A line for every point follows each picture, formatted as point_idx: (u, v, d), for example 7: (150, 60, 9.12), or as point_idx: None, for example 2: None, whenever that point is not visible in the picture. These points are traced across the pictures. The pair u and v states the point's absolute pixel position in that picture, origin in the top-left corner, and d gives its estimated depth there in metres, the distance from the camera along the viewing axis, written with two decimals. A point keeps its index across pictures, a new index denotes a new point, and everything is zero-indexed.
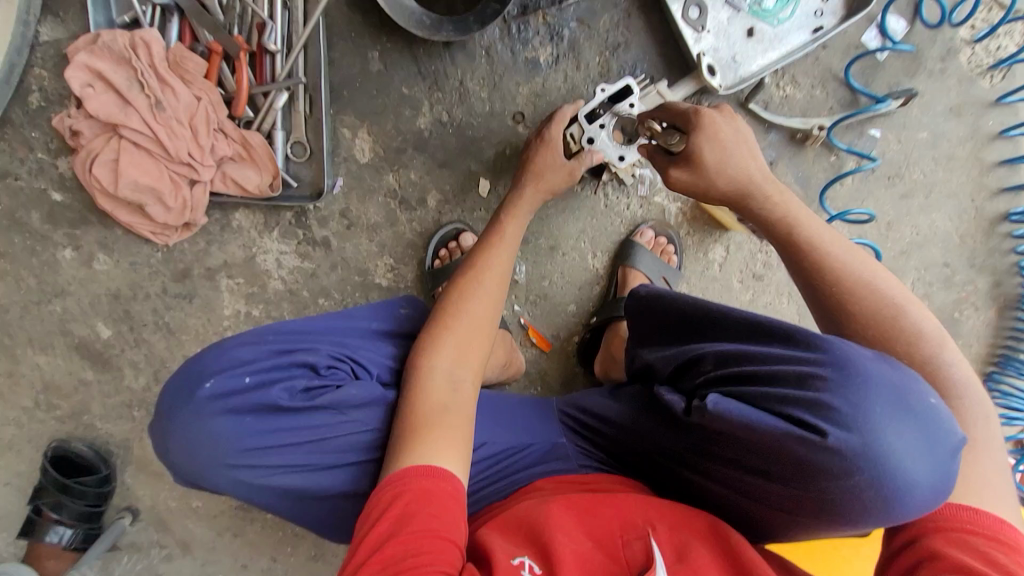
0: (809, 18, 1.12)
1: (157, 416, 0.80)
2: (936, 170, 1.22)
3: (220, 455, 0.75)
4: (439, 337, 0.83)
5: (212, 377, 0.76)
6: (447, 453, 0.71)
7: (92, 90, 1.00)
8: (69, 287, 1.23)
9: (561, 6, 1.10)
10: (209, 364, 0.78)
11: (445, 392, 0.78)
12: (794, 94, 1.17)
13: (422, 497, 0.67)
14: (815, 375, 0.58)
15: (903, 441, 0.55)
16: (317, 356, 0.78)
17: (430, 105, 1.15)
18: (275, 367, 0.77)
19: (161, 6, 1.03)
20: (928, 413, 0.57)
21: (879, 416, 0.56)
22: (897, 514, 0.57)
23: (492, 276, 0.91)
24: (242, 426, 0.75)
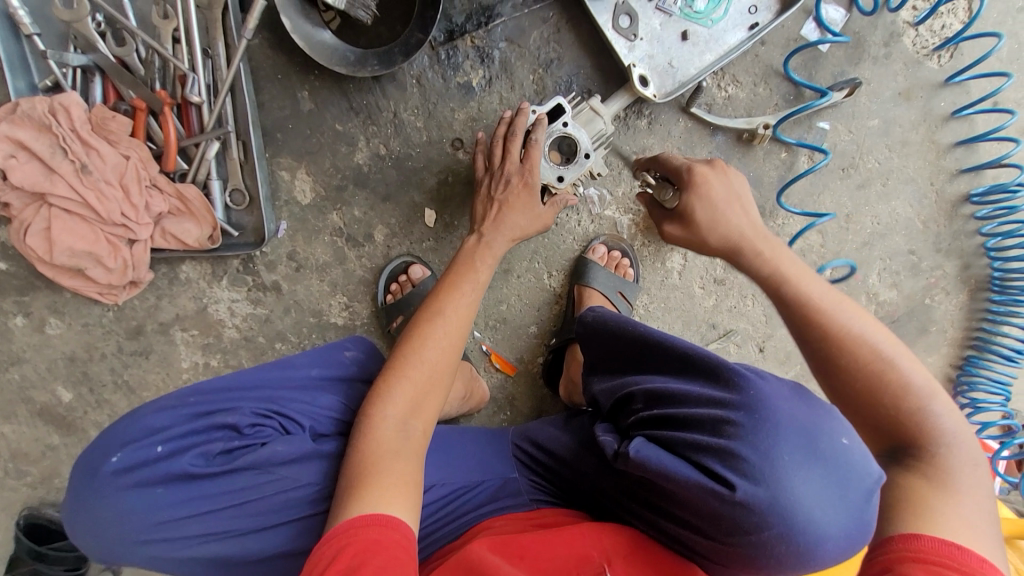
0: (744, 15, 1.08)
1: (66, 496, 0.77)
2: (891, 157, 1.19)
3: (129, 532, 0.72)
4: (391, 382, 0.79)
5: (120, 450, 0.74)
6: (396, 500, 0.68)
7: (15, 160, 0.98)
8: (24, 354, 1.22)
9: (488, 28, 1.08)
10: (117, 435, 0.76)
11: (395, 442, 0.74)
12: (736, 93, 1.15)
13: (369, 549, 0.62)
14: (726, 423, 0.62)
15: (809, 487, 0.58)
16: (238, 416, 0.77)
17: (366, 139, 1.13)
18: (191, 432, 0.76)
19: (80, 67, 1.01)
20: (838, 455, 0.59)
21: (786, 463, 0.59)
22: (806, 558, 0.60)
23: (459, 311, 0.86)
24: (155, 498, 0.73)
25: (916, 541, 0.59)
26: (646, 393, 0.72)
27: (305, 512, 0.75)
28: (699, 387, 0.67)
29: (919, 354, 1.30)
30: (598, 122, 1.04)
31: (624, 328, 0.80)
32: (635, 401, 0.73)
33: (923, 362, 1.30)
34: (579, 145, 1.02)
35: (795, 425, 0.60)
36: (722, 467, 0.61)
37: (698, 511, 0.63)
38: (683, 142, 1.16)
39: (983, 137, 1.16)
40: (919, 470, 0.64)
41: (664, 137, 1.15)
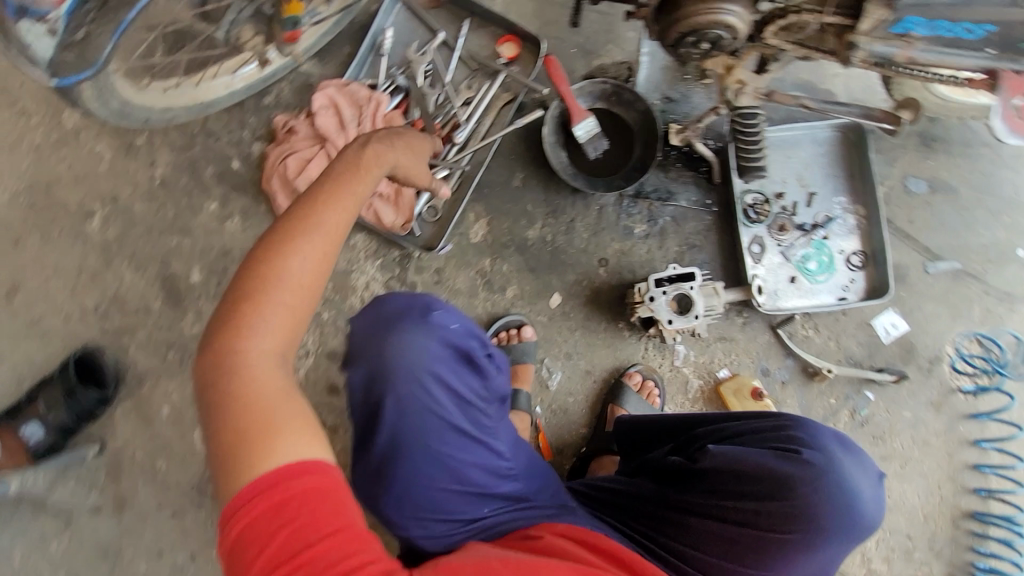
0: (837, 288, 1.44)
1: (379, 312, 0.88)
2: (913, 448, 1.43)
3: (421, 367, 0.83)
4: (236, 320, 0.66)
5: (442, 309, 0.89)
6: (305, 439, 0.62)
7: (325, 111, 1.37)
8: (194, 229, 1.42)
9: (664, 203, 1.46)
10: (439, 300, 0.91)
11: (268, 374, 0.65)
12: (813, 337, 1.44)
13: (315, 495, 0.59)
14: (784, 426, 0.98)
15: (848, 468, 0.92)
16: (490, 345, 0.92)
17: (542, 224, 1.45)
18: (479, 333, 0.92)
19: (397, 85, 1.41)
20: (856, 455, 0.96)
21: (833, 448, 0.94)
22: (845, 518, 0.88)
23: (324, 236, 0.72)
24: (447, 357, 0.85)
25: None
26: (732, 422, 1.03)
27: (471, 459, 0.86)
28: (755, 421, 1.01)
29: None
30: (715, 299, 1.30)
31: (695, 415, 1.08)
32: (699, 437, 1.02)
33: None
34: (694, 306, 1.29)
35: (835, 437, 0.96)
36: (791, 448, 0.94)
37: (767, 480, 0.90)
38: (762, 350, 1.44)
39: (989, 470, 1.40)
40: None
41: (751, 338, 1.44)
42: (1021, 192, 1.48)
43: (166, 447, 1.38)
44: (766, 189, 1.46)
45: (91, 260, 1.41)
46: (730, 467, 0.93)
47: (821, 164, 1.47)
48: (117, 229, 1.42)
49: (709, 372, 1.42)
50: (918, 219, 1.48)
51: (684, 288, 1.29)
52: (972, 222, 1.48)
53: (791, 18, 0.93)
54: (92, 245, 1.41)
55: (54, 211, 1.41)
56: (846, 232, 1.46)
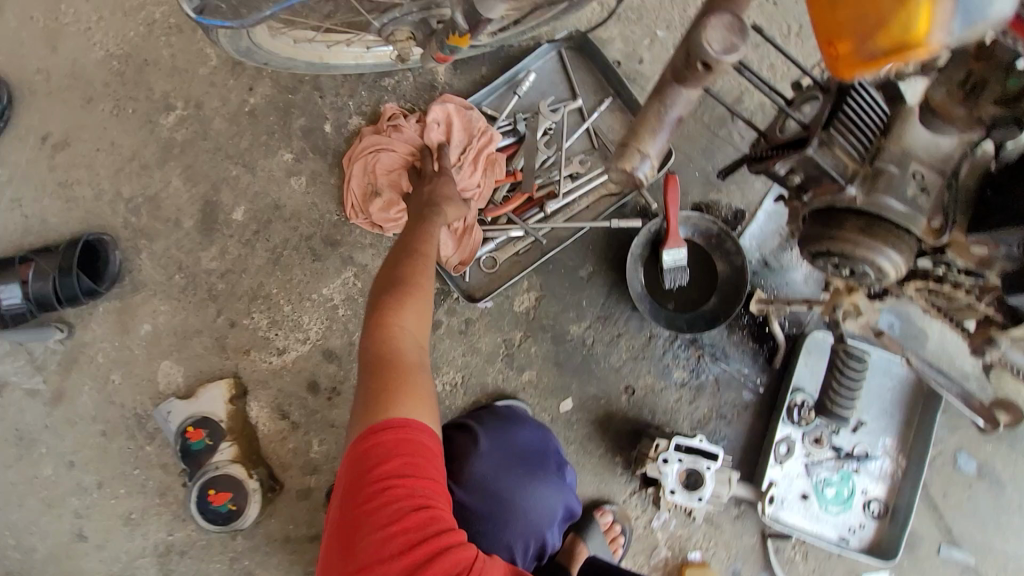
0: (844, 526, 1.34)
1: (531, 449, 1.13)
2: None
3: (536, 515, 1.06)
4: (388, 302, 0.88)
5: (568, 476, 1.15)
6: (418, 408, 0.79)
7: (437, 123, 1.32)
8: (258, 170, 1.36)
9: (714, 361, 1.37)
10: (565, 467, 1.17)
11: (412, 352, 0.85)
12: (798, 563, 1.34)
13: (421, 448, 0.76)
14: None
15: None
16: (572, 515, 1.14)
17: (588, 325, 1.37)
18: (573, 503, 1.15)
19: (514, 129, 1.36)
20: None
21: None
22: None
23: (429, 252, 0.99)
24: (552, 518, 1.08)
25: None
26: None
27: None
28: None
29: None
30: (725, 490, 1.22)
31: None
32: None
33: None
34: (701, 488, 1.21)
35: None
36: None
37: None
38: (743, 551, 1.34)
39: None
40: None
41: (736, 534, 1.34)
42: None
43: (128, 364, 1.31)
44: None
45: (148, 152, 1.35)
46: None
47: (884, 397, 1.37)
48: (187, 135, 1.36)
49: (681, 548, 1.33)
50: (952, 496, 1.38)
51: (702, 466, 1.21)
52: (1004, 526, 1.37)
53: (941, 288, 0.86)
54: (157, 140, 1.35)
55: (137, 90, 1.35)
56: (877, 475, 1.37)
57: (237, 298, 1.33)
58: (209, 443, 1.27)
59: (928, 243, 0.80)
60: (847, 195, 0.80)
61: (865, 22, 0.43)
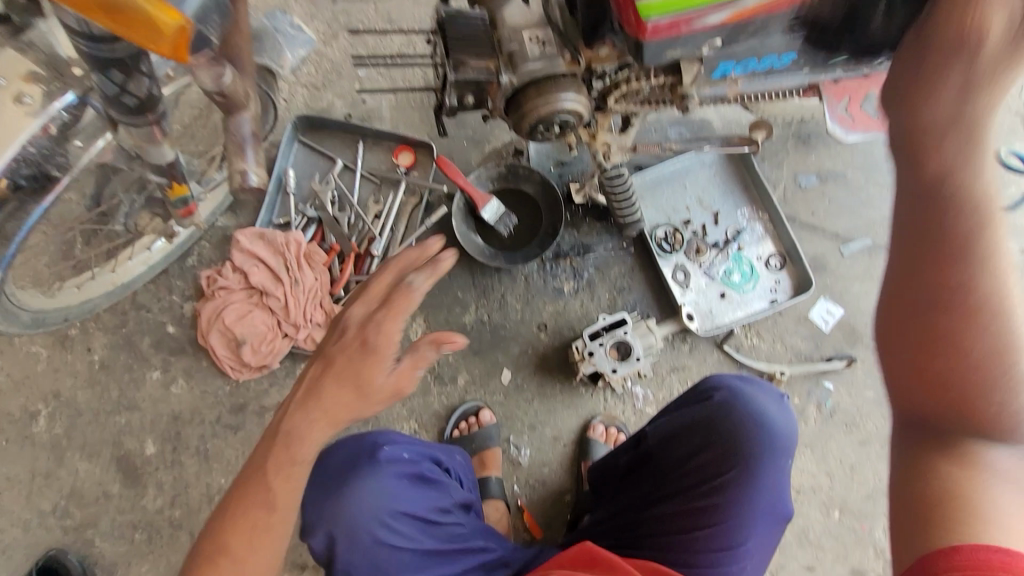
0: (766, 292, 1.49)
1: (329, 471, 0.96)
2: (886, 425, 1.44)
3: (380, 508, 0.92)
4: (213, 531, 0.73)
5: (389, 445, 0.98)
6: None
7: (252, 266, 1.41)
8: (141, 403, 1.44)
9: (584, 256, 1.52)
10: (383, 437, 1.00)
11: None
12: (759, 343, 1.49)
13: None
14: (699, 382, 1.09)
15: (759, 396, 1.01)
16: (443, 457, 1.07)
17: (476, 307, 1.49)
18: (421, 456, 1.02)
19: (309, 217, 1.48)
20: (762, 386, 1.05)
21: (735, 383, 1.04)
22: (770, 430, 0.97)
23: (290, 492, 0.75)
24: (400, 486, 0.95)
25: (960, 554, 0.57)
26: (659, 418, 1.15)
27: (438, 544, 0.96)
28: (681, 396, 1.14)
29: None
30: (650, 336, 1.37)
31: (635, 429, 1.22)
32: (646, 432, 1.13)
33: None
34: (633, 349, 1.36)
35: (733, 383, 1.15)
36: (705, 396, 1.05)
37: (701, 431, 1.01)
38: (715, 370, 1.47)
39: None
40: (959, 462, 0.62)
41: (701, 361, 1.47)
42: None
43: None
44: (673, 220, 1.53)
45: (42, 462, 1.40)
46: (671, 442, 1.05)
47: (717, 182, 1.56)
48: (64, 423, 1.42)
49: None
50: (820, 209, 1.57)
51: (619, 334, 1.37)
52: (869, 199, 1.57)
53: (626, 87, 1.03)
54: (41, 445, 1.41)
55: None
56: (759, 238, 1.53)
57: (199, 511, 1.39)
58: None
59: (580, 71, 0.97)
60: (505, 83, 0.97)
61: (159, 40, 0.58)
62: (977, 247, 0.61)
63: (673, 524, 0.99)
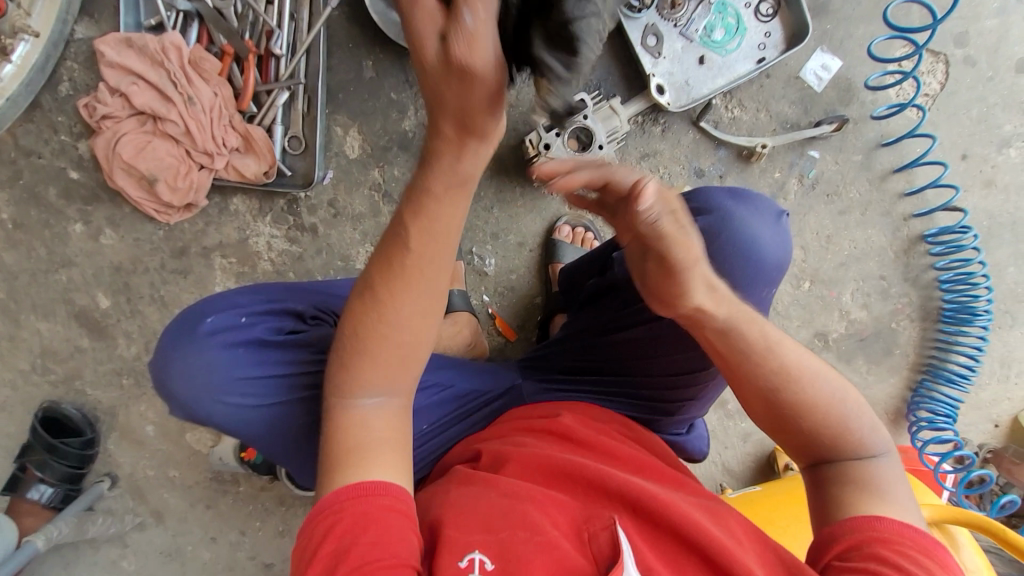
0: (753, 50, 1.26)
1: (157, 352, 0.82)
2: (871, 190, 1.35)
3: (212, 385, 0.77)
4: (360, 354, 0.72)
5: (213, 315, 0.80)
6: (390, 470, 0.69)
7: (136, 87, 1.15)
8: (76, 258, 1.34)
9: None
10: (208, 306, 0.82)
11: (378, 424, 0.71)
12: (741, 115, 1.31)
13: (358, 523, 0.63)
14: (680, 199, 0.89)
15: (749, 217, 0.83)
16: (303, 305, 0.86)
17: (415, 109, 1.28)
18: (268, 311, 0.83)
19: (184, 12, 1.17)
20: (756, 200, 0.86)
21: (723, 202, 0.85)
22: (756, 261, 0.81)
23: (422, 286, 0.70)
24: (238, 357, 0.79)
25: (879, 524, 0.65)
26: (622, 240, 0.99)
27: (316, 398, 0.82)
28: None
29: (883, 373, 1.41)
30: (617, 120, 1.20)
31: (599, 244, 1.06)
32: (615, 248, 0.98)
33: (886, 381, 1.41)
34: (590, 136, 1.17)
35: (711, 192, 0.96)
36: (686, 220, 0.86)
37: None
38: (691, 152, 1.31)
39: (927, 188, 1.33)
40: (843, 478, 0.71)
41: (675, 143, 1.31)
42: None
43: (171, 457, 1.44)
44: None
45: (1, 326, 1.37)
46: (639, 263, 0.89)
47: None
48: (6, 287, 1.35)
49: None
50: None
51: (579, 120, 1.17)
52: None
53: None
54: None
55: None
56: None
57: None
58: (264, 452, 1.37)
59: None
60: None
61: None
62: (758, 344, 0.71)
63: (634, 352, 0.89)
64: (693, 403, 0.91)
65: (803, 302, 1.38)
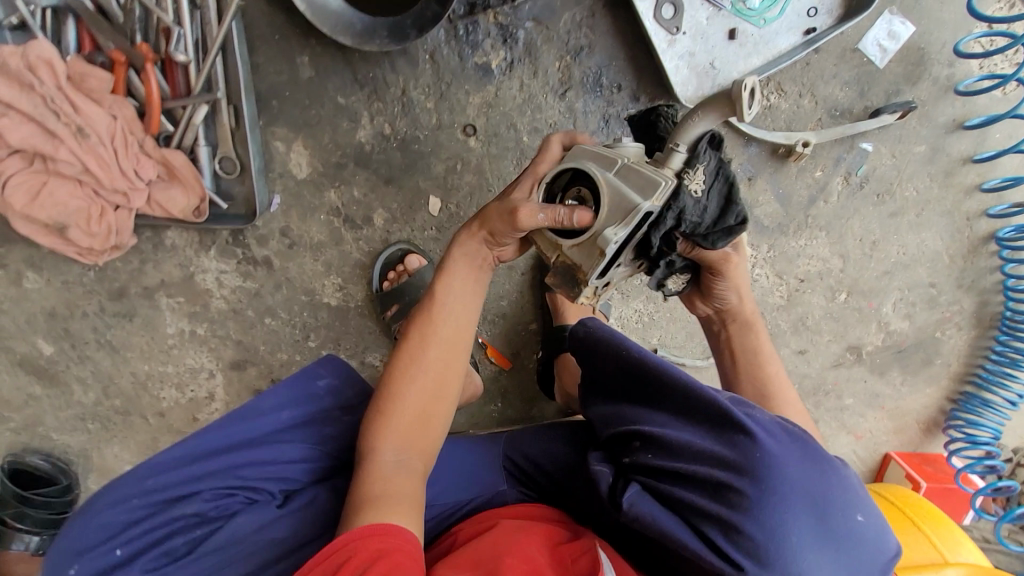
0: (800, 18, 0.98)
1: None
2: (930, 188, 1.13)
3: None
4: (408, 372, 0.80)
5: (74, 565, 0.74)
6: (398, 513, 0.71)
7: (8, 118, 0.90)
8: (3, 305, 1.17)
9: (514, 4, 0.96)
10: (66, 548, 0.75)
11: (401, 465, 0.76)
12: (778, 103, 1.06)
13: (373, 557, 0.64)
14: (734, 493, 0.60)
15: (812, 567, 0.57)
16: (196, 503, 0.78)
17: (371, 116, 1.03)
18: (152, 529, 0.76)
19: (50, 7, 0.89)
20: (843, 534, 0.59)
21: (799, 539, 0.58)
22: None
23: (450, 306, 0.84)
24: None
25: None
26: (644, 435, 0.70)
27: None
28: (696, 431, 0.66)
29: (917, 384, 1.29)
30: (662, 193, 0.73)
31: (630, 368, 0.75)
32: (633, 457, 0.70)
33: (920, 391, 1.31)
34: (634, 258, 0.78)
35: (779, 422, 0.66)
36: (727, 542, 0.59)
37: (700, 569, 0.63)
38: None
39: (1009, 183, 1.10)
40: None
41: None
42: None
43: None
44: None
45: None
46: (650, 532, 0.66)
47: None
48: None
49: None
50: None
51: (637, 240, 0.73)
52: None
53: None
54: None
55: None
56: None
57: (139, 396, 1.27)
58: None
59: None
60: None
61: None
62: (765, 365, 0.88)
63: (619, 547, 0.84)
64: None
65: (836, 315, 1.22)
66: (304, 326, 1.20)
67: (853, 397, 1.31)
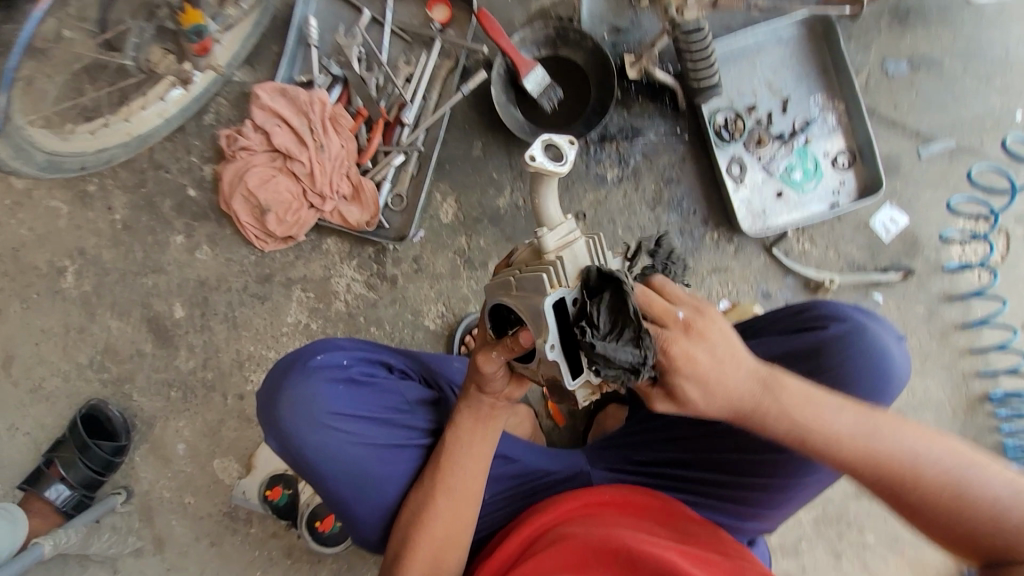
0: (828, 194, 1.39)
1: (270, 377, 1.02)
2: (931, 341, 1.39)
3: (314, 413, 0.96)
4: (432, 500, 0.88)
5: (317, 357, 1.01)
6: None
7: (279, 129, 1.30)
8: (168, 267, 1.41)
9: (632, 141, 1.39)
10: (315, 347, 1.03)
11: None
12: (811, 249, 1.40)
13: None
14: (806, 307, 0.95)
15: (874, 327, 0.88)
16: (392, 363, 1.06)
17: (512, 190, 1.40)
18: (364, 361, 1.04)
19: (333, 75, 1.34)
20: (880, 320, 0.92)
21: (855, 313, 0.90)
22: (888, 380, 0.87)
23: (479, 441, 0.88)
24: (336, 394, 0.98)
25: None
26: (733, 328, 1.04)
27: (389, 451, 0.99)
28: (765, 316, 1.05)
29: None
30: (570, 268, 0.67)
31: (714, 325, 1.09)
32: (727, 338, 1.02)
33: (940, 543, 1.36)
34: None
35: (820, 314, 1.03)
36: (816, 324, 0.91)
37: (805, 355, 0.89)
38: (761, 274, 1.40)
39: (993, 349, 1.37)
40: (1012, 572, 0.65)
41: (745, 264, 1.40)
42: (1010, 51, 1.43)
43: (192, 481, 1.40)
44: (737, 105, 1.40)
45: (74, 316, 1.41)
46: (763, 357, 0.93)
47: (790, 63, 1.41)
48: (92, 281, 1.41)
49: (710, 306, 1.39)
50: (903, 103, 1.43)
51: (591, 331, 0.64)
52: (959, 96, 1.43)
53: None
54: (72, 301, 1.41)
55: (26, 276, 1.41)
56: (829, 132, 1.40)
57: (231, 374, 1.40)
58: (290, 493, 1.34)
59: None
60: None
61: None
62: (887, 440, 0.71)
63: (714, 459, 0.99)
64: (771, 513, 0.99)
65: None
66: (400, 341, 1.39)
67: (874, 535, 1.38)
